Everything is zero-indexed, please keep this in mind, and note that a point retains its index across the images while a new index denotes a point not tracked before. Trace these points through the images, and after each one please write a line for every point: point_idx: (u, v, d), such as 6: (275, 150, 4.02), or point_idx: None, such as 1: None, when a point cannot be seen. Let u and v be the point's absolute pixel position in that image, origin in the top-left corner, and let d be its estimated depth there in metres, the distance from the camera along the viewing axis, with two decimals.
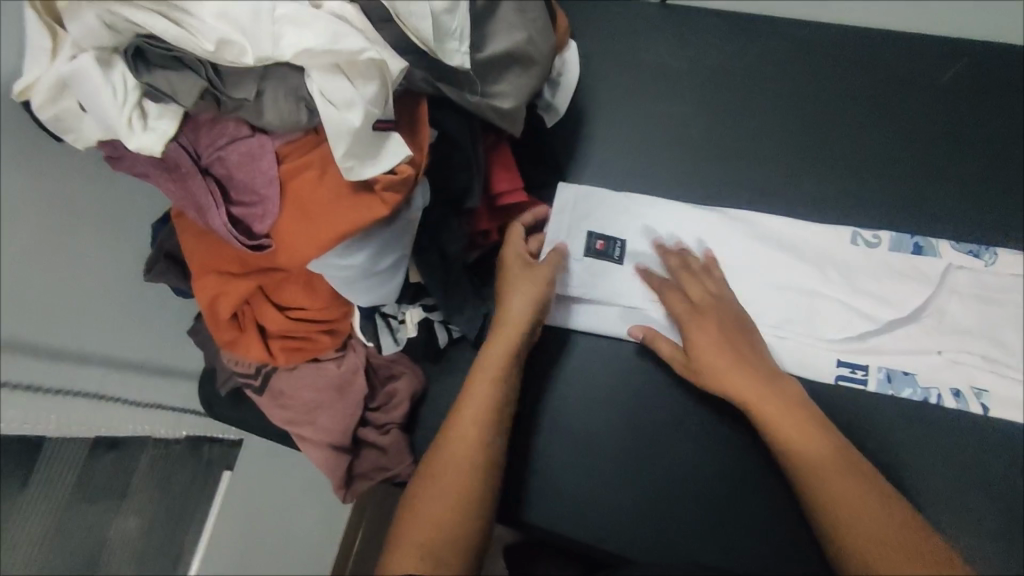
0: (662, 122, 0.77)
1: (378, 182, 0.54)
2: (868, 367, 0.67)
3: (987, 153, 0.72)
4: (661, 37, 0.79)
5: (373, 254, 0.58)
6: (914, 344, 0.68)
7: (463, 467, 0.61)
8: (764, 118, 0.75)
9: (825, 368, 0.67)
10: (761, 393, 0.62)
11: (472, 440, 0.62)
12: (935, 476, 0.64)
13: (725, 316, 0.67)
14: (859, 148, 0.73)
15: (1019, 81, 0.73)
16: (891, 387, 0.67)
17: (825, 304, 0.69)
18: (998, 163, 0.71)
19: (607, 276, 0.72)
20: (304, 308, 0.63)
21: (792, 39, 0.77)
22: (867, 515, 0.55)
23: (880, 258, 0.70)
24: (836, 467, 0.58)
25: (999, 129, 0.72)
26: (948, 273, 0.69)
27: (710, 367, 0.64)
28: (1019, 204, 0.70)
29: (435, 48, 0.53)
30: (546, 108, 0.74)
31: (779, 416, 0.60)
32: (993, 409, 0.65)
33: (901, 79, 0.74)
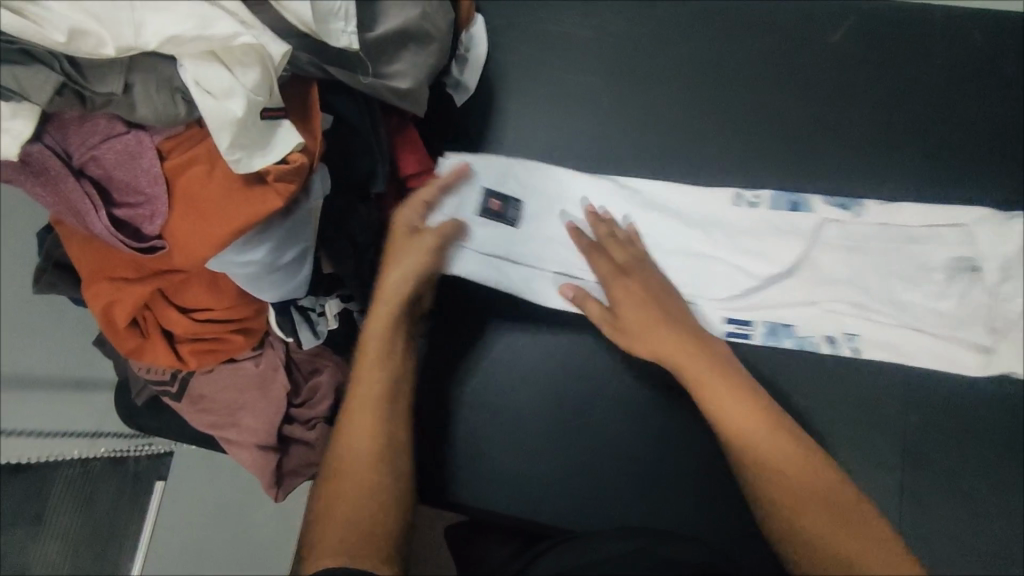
0: (573, 94, 0.77)
1: (269, 173, 0.52)
2: (751, 321, 0.70)
3: (878, 107, 0.74)
4: (565, 9, 0.79)
5: (275, 246, 0.56)
6: (794, 294, 0.71)
7: (367, 453, 0.60)
8: (670, 85, 0.76)
9: (711, 324, 0.70)
10: (698, 364, 0.62)
11: (368, 423, 0.61)
12: (844, 421, 0.68)
13: (645, 280, 0.67)
14: (761, 109, 0.75)
15: (906, 34, 0.76)
16: (772, 339, 0.70)
17: (709, 264, 0.72)
18: (891, 115, 0.74)
19: (502, 236, 0.72)
20: (211, 309, 0.60)
21: (693, 5, 0.77)
22: (808, 481, 0.56)
23: (763, 216, 0.72)
24: (774, 438, 0.58)
25: (890, 83, 0.75)
26: (823, 225, 0.72)
27: (638, 328, 0.65)
28: (909, 156, 0.74)
29: (317, 29, 0.51)
30: (456, 86, 0.74)
31: (713, 379, 0.61)
32: (864, 352, 0.69)
33: (798, 40, 0.76)
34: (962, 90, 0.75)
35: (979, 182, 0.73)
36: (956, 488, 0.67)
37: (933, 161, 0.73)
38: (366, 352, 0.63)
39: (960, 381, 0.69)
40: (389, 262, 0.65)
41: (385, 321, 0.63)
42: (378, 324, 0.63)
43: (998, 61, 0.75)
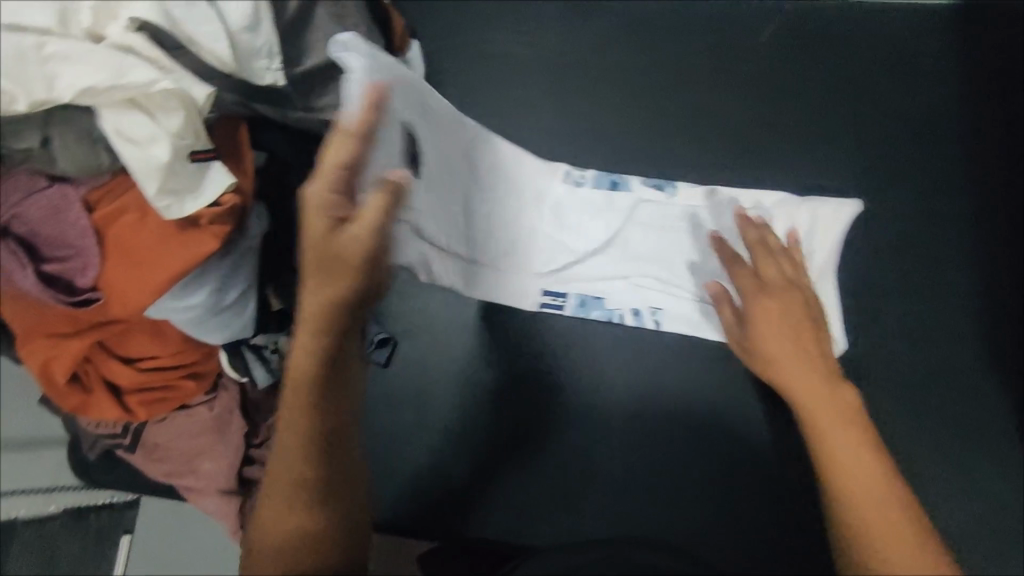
0: (514, 111, 0.77)
1: (202, 216, 0.52)
2: (567, 295, 0.72)
3: (818, 96, 0.75)
4: (502, 27, 0.79)
5: (216, 288, 0.56)
6: (679, 287, 0.70)
7: (300, 479, 0.54)
8: (610, 94, 0.77)
9: (529, 296, 0.72)
10: (819, 398, 0.56)
11: (301, 448, 0.53)
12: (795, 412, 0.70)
13: (794, 303, 0.61)
14: (700, 108, 0.75)
15: (839, 19, 0.75)
16: (583, 311, 0.72)
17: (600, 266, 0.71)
18: (830, 104, 0.74)
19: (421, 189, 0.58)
20: (157, 357, 0.59)
21: (626, 14, 0.77)
22: (910, 564, 0.48)
23: (639, 213, 0.72)
24: (887, 493, 0.51)
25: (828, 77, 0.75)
26: (700, 213, 0.71)
27: (768, 353, 0.60)
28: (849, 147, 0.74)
29: (237, 69, 0.52)
30: None
31: (832, 432, 0.54)
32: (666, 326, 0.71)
33: (730, 44, 0.76)
34: (897, 75, 0.75)
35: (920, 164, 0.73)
36: (920, 474, 0.67)
37: (870, 153, 0.74)
38: (296, 373, 0.53)
39: (914, 365, 0.69)
40: (307, 274, 0.51)
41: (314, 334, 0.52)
42: (308, 345, 0.53)
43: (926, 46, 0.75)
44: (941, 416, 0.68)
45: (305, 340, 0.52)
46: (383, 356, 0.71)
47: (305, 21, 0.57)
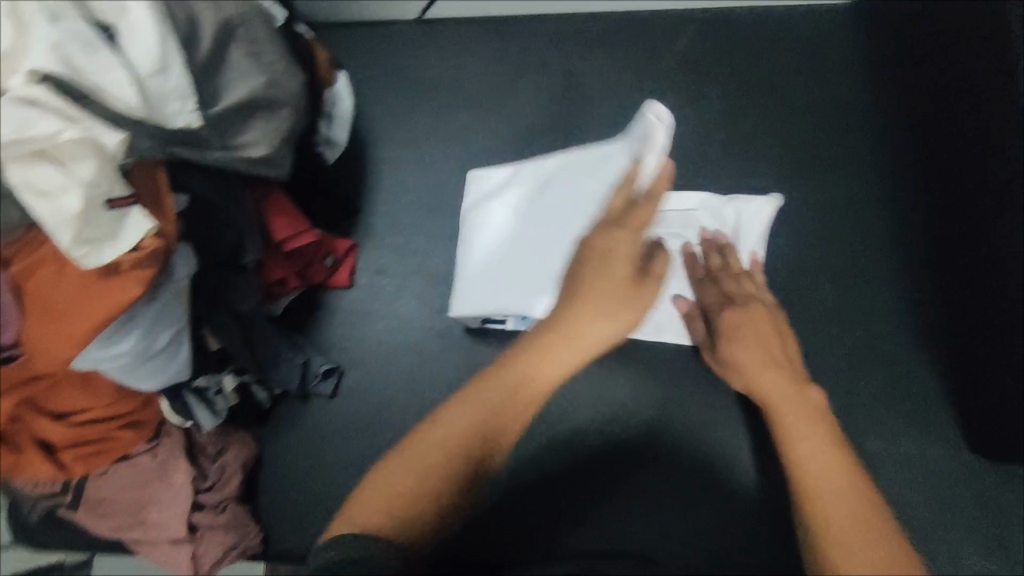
0: (442, 135, 0.79)
1: (122, 263, 0.51)
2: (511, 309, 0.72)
3: (738, 93, 0.76)
4: (426, 54, 0.81)
5: (144, 334, 0.55)
6: None
7: (401, 509, 0.44)
8: (535, 112, 0.78)
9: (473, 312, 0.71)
10: (785, 396, 0.58)
11: (411, 480, 0.45)
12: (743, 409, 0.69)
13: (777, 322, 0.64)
14: (625, 117, 0.77)
15: (754, 20, 0.77)
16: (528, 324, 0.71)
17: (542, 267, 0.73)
18: (750, 101, 0.76)
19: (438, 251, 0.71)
20: (90, 409, 0.58)
21: (546, 33, 0.80)
22: (851, 523, 0.45)
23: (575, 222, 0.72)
24: (836, 466, 0.50)
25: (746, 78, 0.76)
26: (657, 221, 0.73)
27: (736, 361, 0.63)
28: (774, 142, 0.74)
29: (150, 115, 0.52)
30: (327, 143, 0.75)
31: (795, 419, 0.55)
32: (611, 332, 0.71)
33: (647, 52, 0.78)
34: (813, 68, 0.76)
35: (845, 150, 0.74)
36: None
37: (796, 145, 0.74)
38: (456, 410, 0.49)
39: (861, 351, 0.68)
40: (608, 294, 0.54)
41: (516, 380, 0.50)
42: (494, 391, 0.50)
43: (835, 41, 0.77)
44: (891, 400, 0.67)
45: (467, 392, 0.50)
46: (327, 388, 0.72)
47: (219, 64, 0.58)
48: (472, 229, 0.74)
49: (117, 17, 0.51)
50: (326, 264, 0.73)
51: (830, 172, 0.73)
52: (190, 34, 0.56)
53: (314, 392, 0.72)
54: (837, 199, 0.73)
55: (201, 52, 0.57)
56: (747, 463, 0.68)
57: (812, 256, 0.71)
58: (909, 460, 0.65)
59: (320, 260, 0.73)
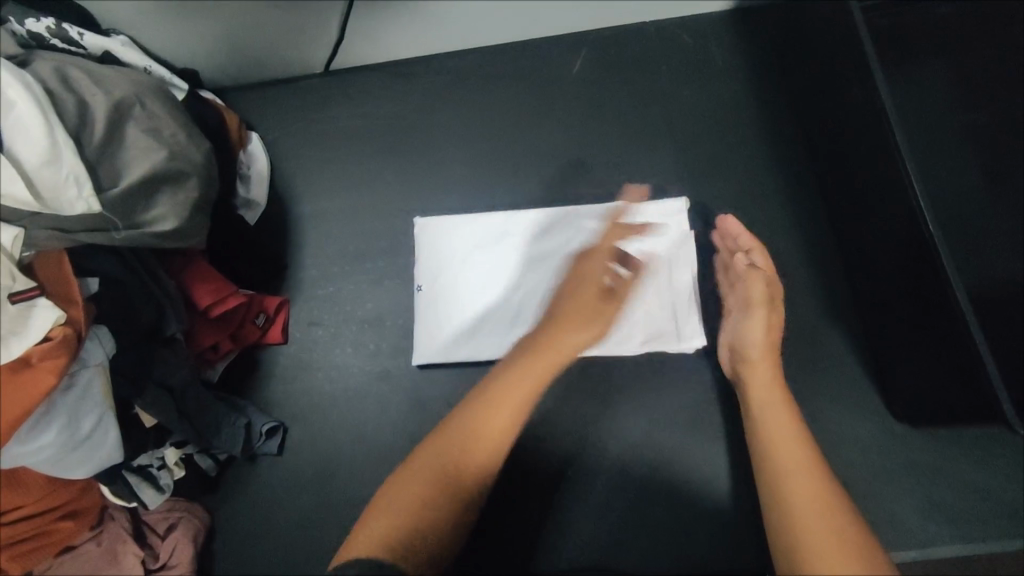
0: (361, 181, 0.81)
1: (32, 355, 0.51)
2: (484, 344, 0.72)
3: (639, 107, 0.79)
4: (335, 104, 0.83)
5: (66, 424, 0.54)
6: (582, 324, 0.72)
7: (411, 521, 0.52)
8: (448, 146, 0.81)
9: (450, 349, 0.72)
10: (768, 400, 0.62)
11: (418, 492, 0.54)
12: (686, 409, 0.70)
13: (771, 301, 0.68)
14: (537, 143, 0.80)
15: (643, 38, 0.81)
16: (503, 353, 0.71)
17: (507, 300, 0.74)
18: (652, 112, 0.79)
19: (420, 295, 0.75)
20: (22, 506, 0.56)
21: (449, 72, 0.83)
22: (815, 528, 0.51)
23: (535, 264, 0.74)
24: (806, 469, 0.55)
25: (644, 91, 0.80)
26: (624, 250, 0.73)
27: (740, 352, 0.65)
28: (678, 147, 0.78)
29: (45, 207, 0.52)
30: (247, 205, 0.77)
31: (775, 424, 0.60)
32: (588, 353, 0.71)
33: (548, 79, 0.81)
34: (706, 75, 0.80)
35: (745, 147, 0.77)
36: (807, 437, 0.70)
37: (700, 146, 0.78)
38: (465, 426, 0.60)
39: (786, 337, 0.71)
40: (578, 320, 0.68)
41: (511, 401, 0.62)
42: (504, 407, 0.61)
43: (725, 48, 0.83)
44: (821, 380, 0.69)
45: (506, 397, 0.62)
46: (272, 447, 0.72)
47: (117, 143, 0.59)
48: (444, 282, 0.75)
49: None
50: (258, 322, 0.73)
51: (736, 170, 0.76)
52: (81, 120, 0.57)
53: (260, 451, 0.72)
54: (746, 194, 0.76)
55: (94, 135, 0.57)
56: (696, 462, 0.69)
57: None
58: (847, 436, 0.67)
59: (251, 320, 0.73)
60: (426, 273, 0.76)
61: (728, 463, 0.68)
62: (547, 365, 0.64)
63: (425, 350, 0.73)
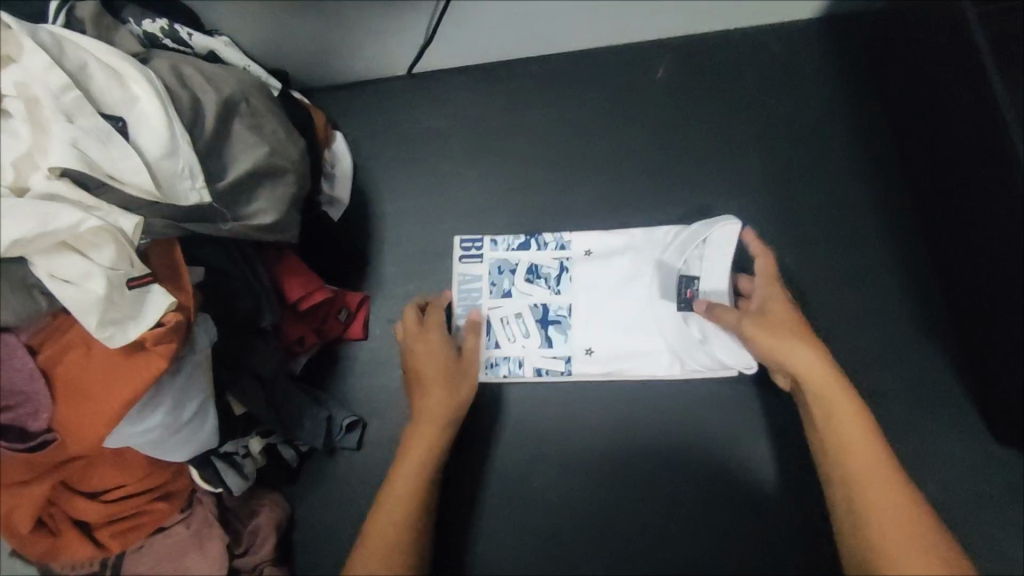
0: (442, 183, 0.82)
1: (146, 339, 0.52)
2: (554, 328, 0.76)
3: (723, 113, 0.79)
4: (419, 107, 0.85)
5: (171, 408, 0.56)
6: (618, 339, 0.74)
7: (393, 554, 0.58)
8: (528, 151, 0.81)
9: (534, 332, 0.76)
10: (817, 374, 0.57)
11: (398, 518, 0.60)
12: (750, 414, 0.71)
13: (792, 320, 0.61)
14: (616, 148, 0.80)
15: (726, 45, 0.81)
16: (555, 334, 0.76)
17: (509, 258, 0.78)
18: (734, 119, 0.79)
19: (505, 321, 0.76)
20: (123, 485, 0.59)
21: (530, 76, 0.83)
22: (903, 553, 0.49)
23: (604, 269, 0.76)
24: (879, 474, 0.53)
25: (726, 99, 0.79)
26: (636, 233, 0.76)
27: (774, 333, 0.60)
28: (758, 156, 0.78)
29: (163, 196, 0.54)
30: (331, 202, 0.78)
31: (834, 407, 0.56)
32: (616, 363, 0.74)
33: (628, 85, 0.81)
34: (789, 85, 0.79)
35: (830, 157, 0.77)
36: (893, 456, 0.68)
37: (780, 157, 0.77)
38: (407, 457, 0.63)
39: (871, 352, 0.71)
40: (423, 356, 0.68)
41: (432, 424, 0.65)
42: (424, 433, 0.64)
43: (814, 48, 0.80)
44: (902, 398, 0.69)
45: (440, 388, 0.66)
46: (352, 441, 0.74)
47: (225, 138, 0.61)
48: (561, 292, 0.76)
49: (124, 107, 0.54)
50: (340, 318, 0.75)
51: (821, 182, 0.76)
52: (195, 113, 0.59)
53: (340, 445, 0.74)
54: (831, 206, 0.75)
55: (204, 130, 0.59)
56: (763, 469, 0.70)
57: (808, 264, 0.74)
58: (922, 455, 0.68)
59: (334, 316, 0.74)
60: (523, 299, 0.76)
61: (794, 473, 0.69)
62: (439, 408, 0.65)
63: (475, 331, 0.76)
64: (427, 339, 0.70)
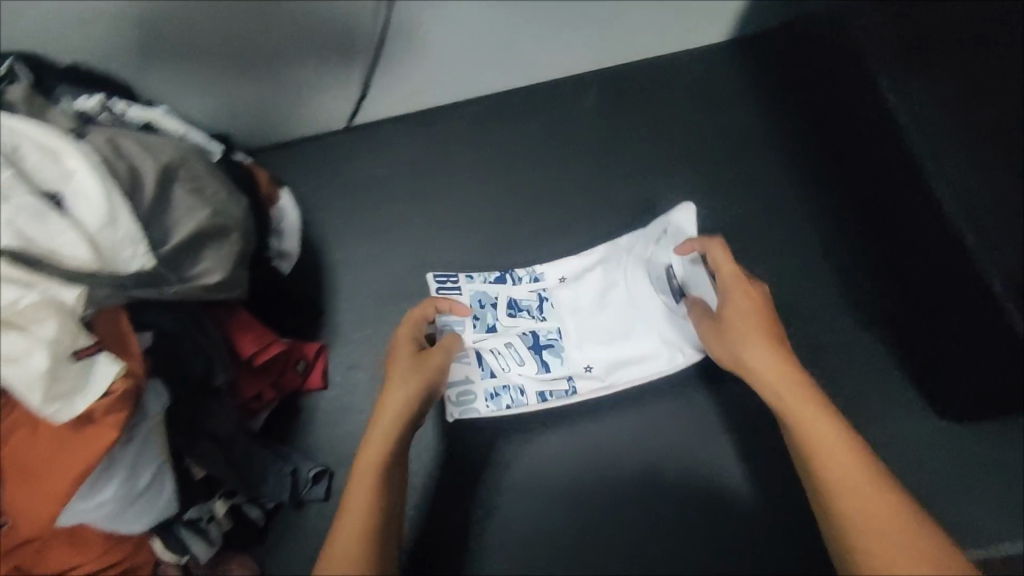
0: (388, 227, 0.84)
1: (95, 411, 0.52)
2: (547, 348, 0.76)
3: (650, 137, 0.84)
4: (361, 156, 0.87)
5: (125, 478, 0.56)
6: (615, 347, 0.76)
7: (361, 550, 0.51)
8: (470, 189, 0.84)
9: (527, 357, 0.75)
10: (776, 372, 0.58)
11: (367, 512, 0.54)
12: (706, 421, 0.73)
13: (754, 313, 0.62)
14: (553, 179, 0.83)
15: (646, 74, 0.86)
16: (550, 354, 0.76)
17: (487, 291, 0.78)
18: (660, 142, 0.83)
19: (500, 350, 0.75)
20: (81, 564, 0.58)
21: (465, 118, 0.87)
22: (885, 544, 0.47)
23: (587, 280, 0.78)
24: (848, 462, 0.52)
25: (651, 124, 0.84)
26: (604, 248, 0.79)
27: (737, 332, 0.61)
28: (687, 174, 0.82)
29: (105, 265, 0.55)
30: (281, 255, 0.78)
31: (795, 401, 0.56)
32: (616, 369, 0.75)
33: (559, 118, 0.85)
34: (707, 106, 0.84)
35: (753, 170, 0.81)
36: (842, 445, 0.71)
37: (708, 173, 0.82)
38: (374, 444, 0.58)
39: (816, 346, 0.74)
40: (397, 356, 0.64)
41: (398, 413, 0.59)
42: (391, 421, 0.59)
43: (727, 70, 0.86)
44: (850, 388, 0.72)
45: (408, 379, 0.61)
46: (320, 492, 0.73)
47: (166, 204, 0.62)
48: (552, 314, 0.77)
49: (62, 182, 0.55)
50: (298, 369, 0.75)
51: (748, 193, 0.81)
52: (133, 183, 0.60)
53: (308, 498, 0.73)
54: (761, 214, 0.80)
55: (144, 198, 0.60)
56: (726, 472, 0.72)
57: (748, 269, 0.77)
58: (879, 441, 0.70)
59: (292, 368, 0.75)
60: (511, 325, 0.76)
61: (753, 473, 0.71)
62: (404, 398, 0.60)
63: (464, 366, 0.74)
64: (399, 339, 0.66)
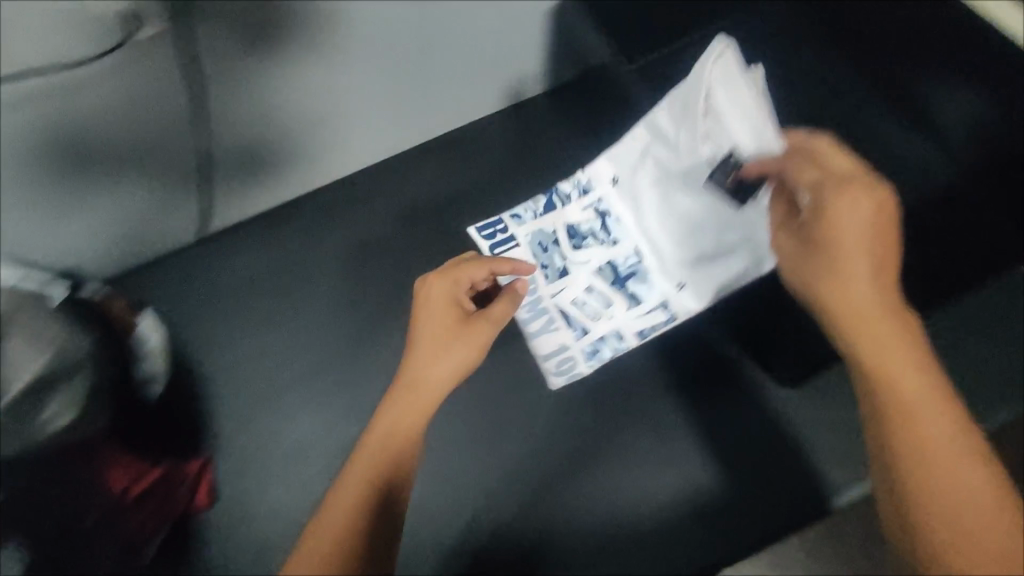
0: (253, 328, 0.82)
1: None
2: (615, 281, 0.78)
3: (496, 184, 0.86)
4: (214, 261, 0.83)
5: None
6: (686, 253, 0.77)
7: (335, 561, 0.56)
8: (331, 270, 0.84)
9: (606, 288, 0.78)
10: (868, 316, 0.57)
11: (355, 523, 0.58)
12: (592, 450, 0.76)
13: (850, 241, 0.58)
14: (411, 244, 0.85)
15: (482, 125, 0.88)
16: (627, 280, 0.78)
17: (543, 229, 0.80)
18: (506, 187, 0.86)
19: (575, 301, 0.78)
20: None
21: (315, 201, 0.85)
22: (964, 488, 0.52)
23: (644, 181, 0.78)
24: (931, 402, 0.54)
25: (496, 172, 0.86)
26: (636, 150, 0.78)
27: (834, 268, 0.58)
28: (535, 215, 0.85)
29: None
30: (146, 380, 0.78)
31: (891, 338, 0.56)
32: (681, 301, 0.76)
33: (407, 184, 0.87)
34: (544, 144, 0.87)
35: None
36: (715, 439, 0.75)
37: None
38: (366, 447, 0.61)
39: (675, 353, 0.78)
40: (435, 332, 0.65)
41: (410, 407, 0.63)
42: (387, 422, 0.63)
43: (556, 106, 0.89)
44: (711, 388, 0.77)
45: (432, 362, 0.64)
46: None
47: None
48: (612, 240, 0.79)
49: None
50: (182, 491, 0.74)
51: None
52: None
53: None
54: None
55: None
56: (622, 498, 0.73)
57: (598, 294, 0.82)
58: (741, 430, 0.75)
59: (174, 492, 0.74)
60: (571, 271, 0.78)
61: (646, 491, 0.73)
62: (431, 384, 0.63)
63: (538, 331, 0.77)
64: (425, 311, 0.65)
